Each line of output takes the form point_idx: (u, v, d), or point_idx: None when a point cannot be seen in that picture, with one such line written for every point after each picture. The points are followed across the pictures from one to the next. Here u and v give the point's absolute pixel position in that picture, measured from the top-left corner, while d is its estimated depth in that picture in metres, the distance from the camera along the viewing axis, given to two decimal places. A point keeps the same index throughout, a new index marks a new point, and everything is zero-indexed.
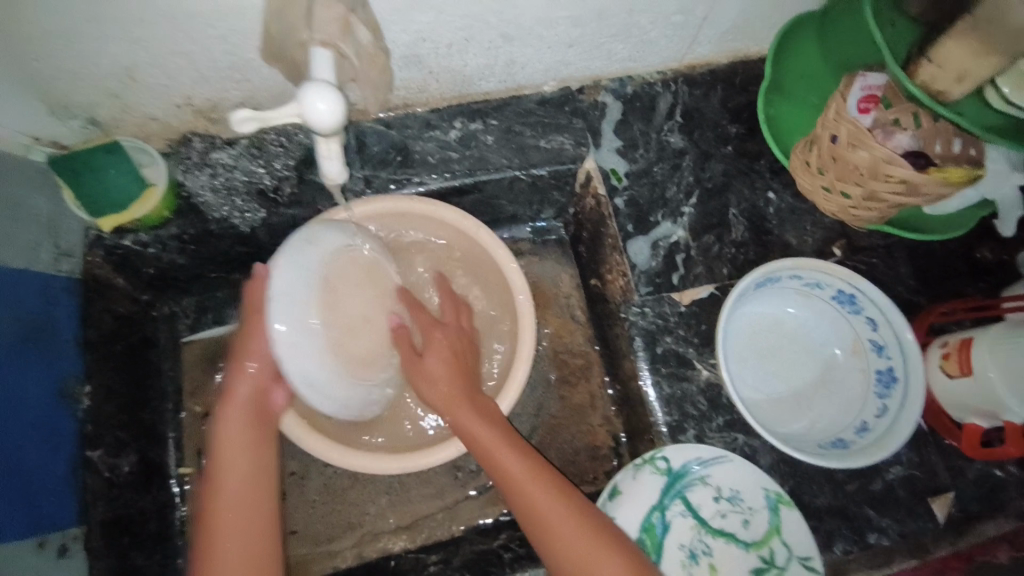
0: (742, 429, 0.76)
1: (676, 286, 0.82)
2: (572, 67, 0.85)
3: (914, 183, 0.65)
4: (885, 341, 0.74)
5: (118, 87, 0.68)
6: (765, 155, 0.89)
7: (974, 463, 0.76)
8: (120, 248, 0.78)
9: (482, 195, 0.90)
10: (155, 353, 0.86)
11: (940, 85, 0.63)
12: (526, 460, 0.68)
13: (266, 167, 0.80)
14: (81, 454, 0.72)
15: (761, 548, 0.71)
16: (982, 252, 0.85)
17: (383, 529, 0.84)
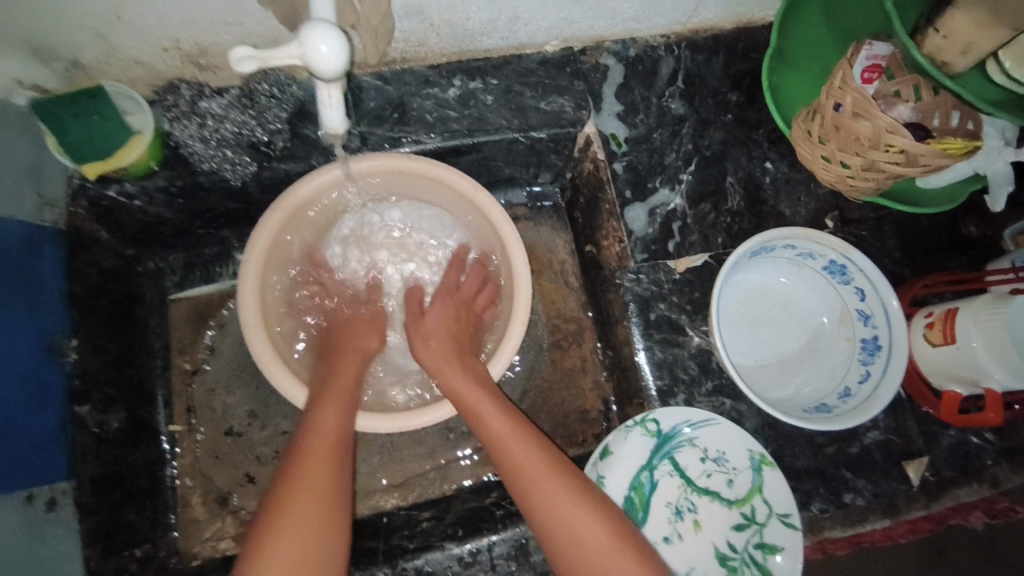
0: (730, 394, 0.78)
1: (672, 253, 0.83)
2: (576, 26, 0.83)
3: (914, 153, 0.66)
4: (872, 311, 0.76)
5: (102, 27, 0.65)
6: (764, 125, 0.89)
7: (948, 430, 0.79)
8: (104, 200, 0.75)
9: (479, 156, 0.88)
10: (141, 309, 0.84)
11: (946, 57, 0.64)
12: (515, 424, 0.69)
13: (258, 120, 0.77)
14: (69, 410, 0.71)
15: (743, 505, 0.74)
16: (968, 228, 0.87)
17: (374, 487, 0.85)
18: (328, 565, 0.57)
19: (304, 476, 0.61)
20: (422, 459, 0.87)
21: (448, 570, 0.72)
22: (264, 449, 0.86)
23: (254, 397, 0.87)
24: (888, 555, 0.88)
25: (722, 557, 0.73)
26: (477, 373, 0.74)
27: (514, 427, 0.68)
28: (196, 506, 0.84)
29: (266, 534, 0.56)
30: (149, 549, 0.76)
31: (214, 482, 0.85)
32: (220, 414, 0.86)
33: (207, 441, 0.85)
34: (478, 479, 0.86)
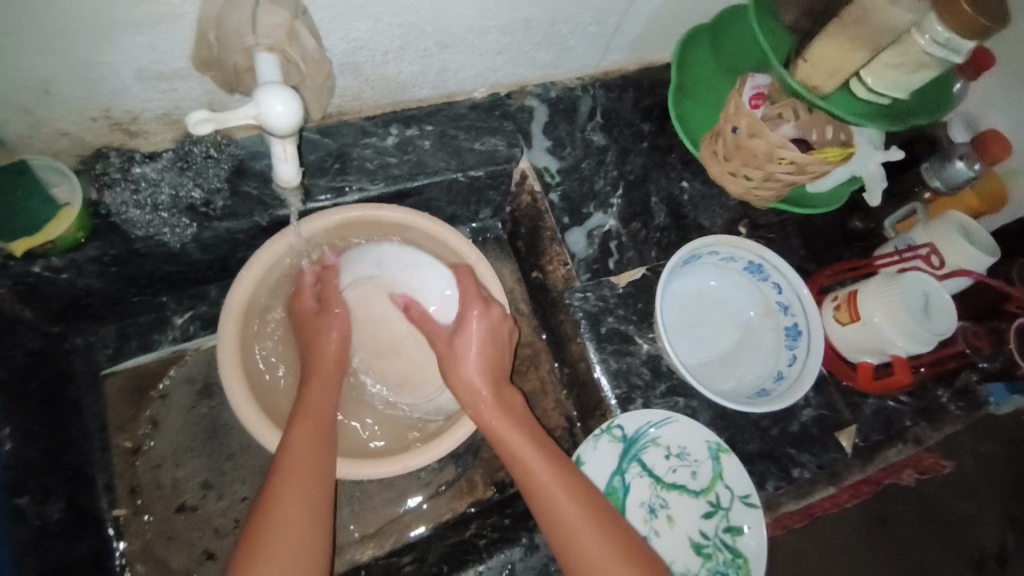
0: (683, 393, 0.85)
1: (613, 270, 0.90)
2: (500, 73, 0.90)
3: (802, 163, 0.77)
4: (789, 302, 0.86)
5: (28, 100, 0.63)
6: (675, 150, 0.99)
7: (868, 398, 0.90)
8: (28, 276, 0.71)
9: (421, 198, 0.92)
10: (74, 389, 0.78)
11: (817, 81, 0.76)
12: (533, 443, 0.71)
13: (197, 181, 0.77)
14: (11, 504, 0.64)
15: (708, 493, 0.79)
16: (854, 223, 1.00)
17: (349, 541, 0.82)
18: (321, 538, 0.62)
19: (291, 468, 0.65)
20: (397, 503, 0.85)
21: None
22: (225, 521, 0.80)
23: (208, 466, 0.82)
24: (838, 522, 0.97)
25: (697, 546, 0.77)
26: (500, 390, 0.76)
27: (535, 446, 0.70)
28: None
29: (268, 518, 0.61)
30: None
31: (173, 566, 0.78)
32: (171, 490, 0.80)
33: (160, 522, 0.79)
34: (458, 514, 0.86)
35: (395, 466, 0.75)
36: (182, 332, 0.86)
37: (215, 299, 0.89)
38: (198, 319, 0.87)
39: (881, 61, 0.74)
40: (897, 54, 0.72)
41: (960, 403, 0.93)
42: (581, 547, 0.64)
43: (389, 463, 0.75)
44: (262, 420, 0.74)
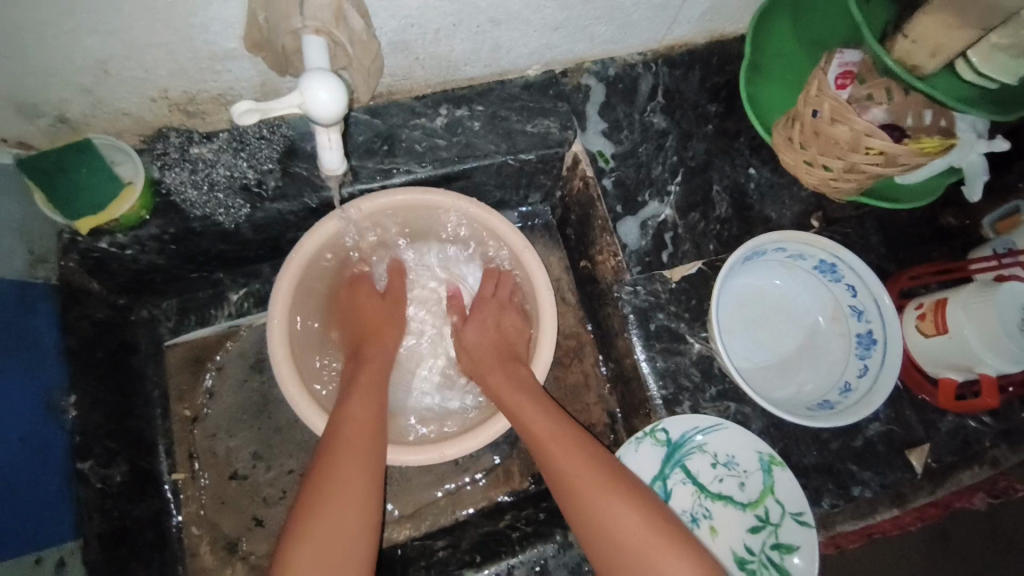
0: (735, 398, 0.80)
1: (666, 263, 0.85)
2: (556, 50, 0.85)
3: (892, 155, 0.68)
4: (864, 307, 0.78)
5: (91, 81, 0.65)
6: (743, 134, 0.91)
7: (946, 417, 0.82)
8: (94, 251, 0.75)
9: (469, 182, 0.89)
10: (137, 358, 0.82)
11: (916, 60, 0.67)
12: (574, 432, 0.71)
13: (250, 161, 0.77)
14: (73, 466, 0.69)
15: (756, 507, 0.74)
16: (947, 219, 0.90)
17: (387, 520, 0.84)
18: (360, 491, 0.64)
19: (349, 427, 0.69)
20: (434, 487, 0.86)
21: None
22: (273, 490, 0.84)
23: (258, 437, 0.86)
24: (902, 545, 0.89)
25: (740, 561, 0.73)
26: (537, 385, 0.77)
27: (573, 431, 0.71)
28: (206, 555, 0.81)
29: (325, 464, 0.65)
30: None
31: (223, 529, 0.82)
32: (224, 459, 0.84)
33: (214, 487, 0.83)
34: (493, 503, 0.86)
35: (432, 455, 0.75)
36: (237, 308, 0.89)
37: (267, 277, 0.91)
38: (252, 296, 0.90)
39: (992, 41, 0.65)
40: (1010, 33, 0.64)
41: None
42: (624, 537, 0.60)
43: (426, 452, 0.74)
44: (304, 399, 0.75)
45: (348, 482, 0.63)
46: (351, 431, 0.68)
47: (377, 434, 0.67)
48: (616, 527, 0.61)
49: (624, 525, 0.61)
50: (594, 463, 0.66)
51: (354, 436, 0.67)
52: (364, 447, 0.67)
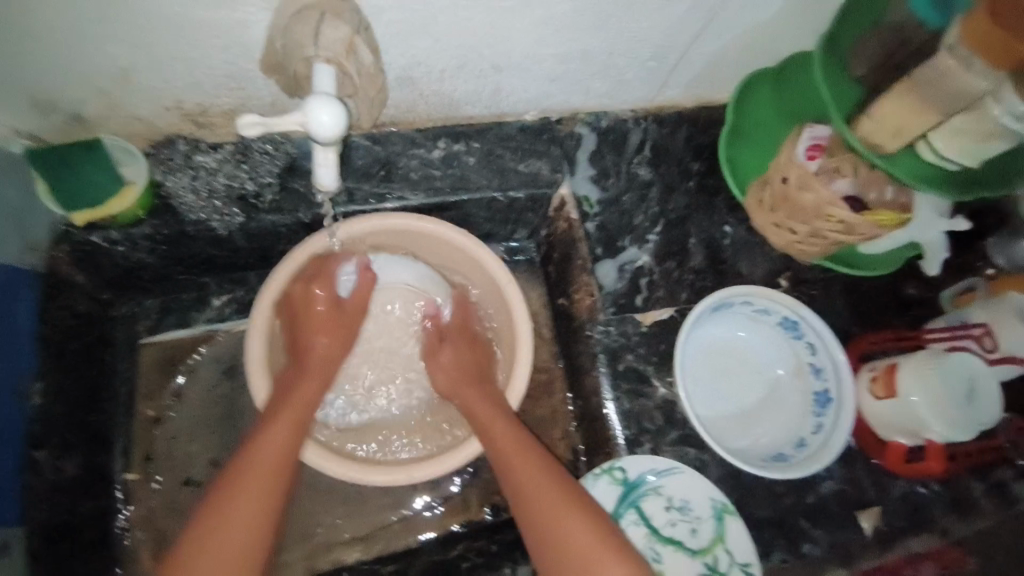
0: (695, 444, 0.82)
1: (639, 307, 0.89)
2: (553, 99, 0.91)
3: (851, 223, 0.74)
4: (823, 366, 0.82)
5: (108, 84, 0.69)
6: (722, 193, 0.97)
7: (898, 481, 0.84)
8: (87, 245, 0.77)
9: (459, 213, 0.93)
10: (110, 353, 0.84)
11: (880, 139, 0.73)
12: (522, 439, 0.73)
13: (250, 174, 0.81)
14: (27, 455, 0.69)
15: (706, 555, 0.75)
16: (908, 290, 0.94)
17: (337, 541, 0.83)
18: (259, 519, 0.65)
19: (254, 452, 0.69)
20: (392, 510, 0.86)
21: None
22: None
23: (220, 444, 0.85)
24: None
25: None
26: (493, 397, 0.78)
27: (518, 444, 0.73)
28: (144, 561, 0.80)
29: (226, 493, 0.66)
30: None
31: (172, 535, 0.81)
32: (182, 463, 0.84)
33: (166, 492, 0.82)
34: (448, 531, 0.86)
35: (398, 475, 0.75)
36: (216, 314, 0.90)
37: (252, 285, 0.92)
38: (234, 303, 0.91)
39: (950, 128, 0.70)
40: (969, 121, 0.69)
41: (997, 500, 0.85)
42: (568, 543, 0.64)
43: (391, 472, 0.75)
44: None
45: (217, 547, 0.62)
46: (249, 470, 0.67)
47: (277, 475, 0.65)
48: (558, 526, 0.65)
49: (569, 534, 0.64)
50: (546, 475, 0.69)
51: (240, 487, 0.66)
52: (249, 500, 0.65)
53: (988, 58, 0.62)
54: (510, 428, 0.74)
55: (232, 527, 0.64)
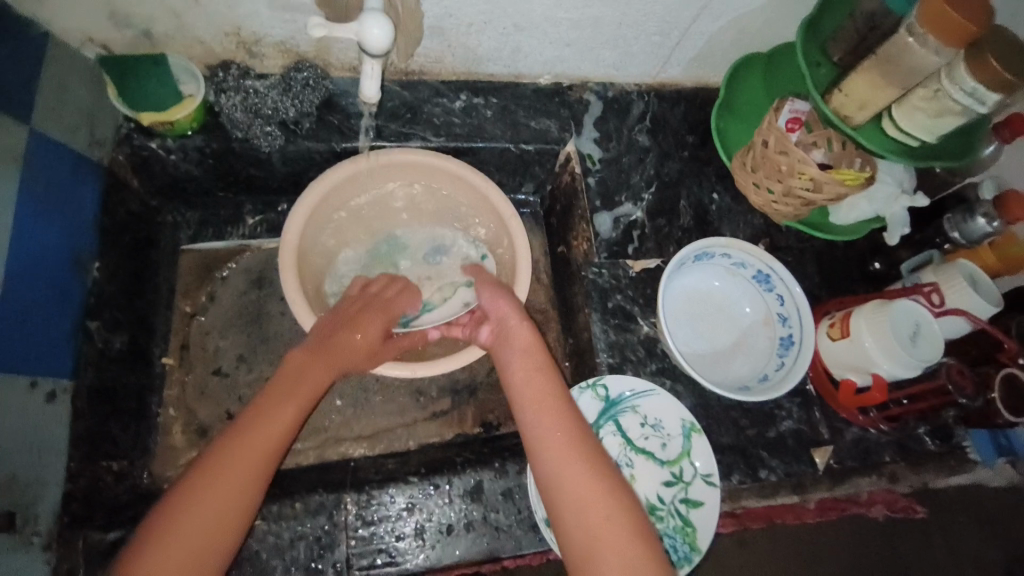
0: (671, 376, 0.91)
1: (630, 254, 0.98)
2: (567, 65, 1.01)
3: (819, 181, 0.83)
4: (789, 314, 0.91)
5: (179, 6, 0.77)
6: (713, 163, 1.06)
7: (852, 427, 0.93)
8: (144, 150, 0.87)
9: (474, 159, 1.03)
10: (155, 252, 0.93)
11: (848, 111, 0.82)
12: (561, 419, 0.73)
13: (293, 102, 0.90)
14: (83, 321, 0.76)
15: (673, 465, 0.85)
16: (874, 264, 1.05)
17: (346, 436, 0.92)
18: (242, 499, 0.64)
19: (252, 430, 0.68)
20: (396, 416, 0.95)
21: (407, 500, 0.78)
22: (249, 391, 0.92)
23: (246, 343, 0.95)
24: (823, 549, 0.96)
25: (651, 507, 0.83)
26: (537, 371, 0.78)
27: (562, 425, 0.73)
28: (176, 434, 0.89)
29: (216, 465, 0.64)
30: (126, 466, 0.81)
31: (197, 415, 0.90)
32: (211, 355, 0.93)
33: (197, 377, 0.92)
34: (444, 439, 0.95)
35: (404, 371, 0.83)
36: (250, 231, 1.00)
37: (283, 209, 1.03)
38: (265, 224, 1.01)
39: (913, 104, 0.80)
40: (929, 97, 0.78)
41: (937, 441, 0.93)
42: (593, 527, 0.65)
43: (398, 367, 0.82)
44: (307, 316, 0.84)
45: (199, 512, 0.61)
46: (242, 446, 0.66)
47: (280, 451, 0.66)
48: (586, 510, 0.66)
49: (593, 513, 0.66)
50: (581, 457, 0.70)
51: (235, 459, 0.65)
52: (243, 472, 0.65)
53: (939, 38, 0.71)
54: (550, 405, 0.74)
55: (218, 501, 0.63)
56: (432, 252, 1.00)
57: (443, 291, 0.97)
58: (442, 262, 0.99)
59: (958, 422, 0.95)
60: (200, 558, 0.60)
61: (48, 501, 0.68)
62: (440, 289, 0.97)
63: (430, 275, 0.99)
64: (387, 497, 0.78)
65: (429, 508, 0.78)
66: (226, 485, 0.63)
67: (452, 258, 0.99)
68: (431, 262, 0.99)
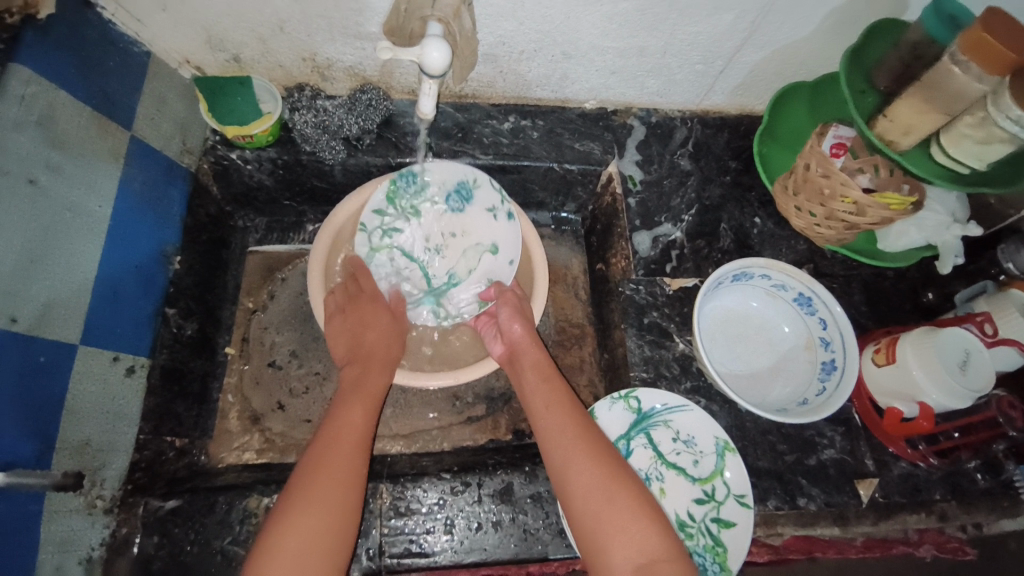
0: (705, 395, 0.91)
1: (668, 273, 0.99)
2: (611, 91, 1.06)
3: (862, 205, 0.83)
4: (831, 338, 0.90)
5: (267, 33, 0.87)
6: (755, 189, 1.08)
7: (900, 461, 0.89)
8: (225, 159, 0.96)
9: (519, 177, 1.09)
10: (227, 252, 1.02)
11: (892, 136, 0.84)
12: (568, 420, 0.77)
13: (357, 120, 0.98)
14: (162, 309, 0.85)
15: (705, 483, 0.84)
16: (926, 296, 1.02)
17: (384, 433, 0.96)
18: (353, 481, 0.70)
19: (340, 430, 0.74)
20: (432, 418, 0.98)
21: (439, 496, 0.80)
22: (298, 384, 0.98)
23: (298, 339, 1.01)
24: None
25: (681, 524, 0.82)
26: (545, 374, 0.84)
27: (569, 421, 0.77)
28: (232, 419, 0.95)
29: (320, 461, 0.70)
30: (186, 444, 0.87)
31: (252, 404, 0.96)
32: (267, 348, 1.00)
33: (253, 368, 0.99)
34: (477, 444, 0.97)
35: (449, 378, 0.87)
36: (310, 236, 1.09)
37: None
38: None
39: (960, 131, 0.80)
40: (975, 124, 0.78)
41: (988, 476, 0.89)
42: (607, 520, 0.68)
43: (444, 375, 0.86)
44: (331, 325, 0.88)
45: (317, 500, 0.66)
46: (341, 443, 0.73)
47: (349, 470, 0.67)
48: (600, 504, 0.69)
49: (614, 509, 0.69)
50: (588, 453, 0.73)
51: (335, 455, 0.71)
52: (344, 465, 0.70)
53: (983, 65, 0.72)
54: (559, 413, 0.77)
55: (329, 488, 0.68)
56: (455, 199, 0.96)
57: (469, 258, 0.97)
58: (467, 211, 0.97)
59: (1010, 456, 0.90)
60: (325, 529, 0.65)
61: (116, 467, 0.74)
62: (466, 255, 0.97)
63: (454, 225, 0.97)
64: (420, 491, 0.80)
65: (458, 504, 0.80)
66: (336, 474, 0.69)
67: (477, 205, 0.96)
68: (454, 214, 0.97)
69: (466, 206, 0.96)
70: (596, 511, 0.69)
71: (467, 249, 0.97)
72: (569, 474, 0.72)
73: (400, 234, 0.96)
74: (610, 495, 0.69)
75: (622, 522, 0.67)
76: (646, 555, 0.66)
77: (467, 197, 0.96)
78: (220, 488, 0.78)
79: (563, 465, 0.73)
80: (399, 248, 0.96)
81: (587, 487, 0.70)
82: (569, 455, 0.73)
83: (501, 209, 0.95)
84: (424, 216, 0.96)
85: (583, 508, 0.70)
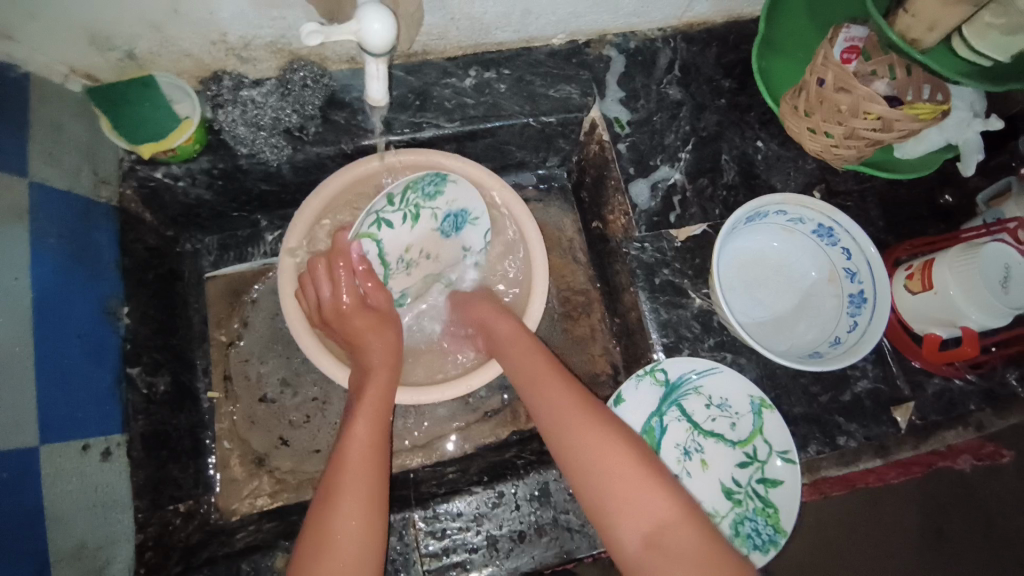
0: (731, 349, 0.85)
1: (673, 223, 0.90)
2: (581, 20, 0.91)
3: (889, 120, 0.74)
4: (857, 268, 0.83)
5: (160, 19, 0.70)
6: (754, 108, 0.96)
7: (932, 379, 0.86)
8: (150, 180, 0.81)
9: (494, 139, 0.95)
10: (182, 284, 0.90)
11: (915, 34, 0.72)
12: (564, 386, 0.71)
13: (294, 107, 0.84)
14: (125, 370, 0.74)
15: (745, 445, 0.81)
16: (943, 198, 0.96)
17: (400, 448, 0.90)
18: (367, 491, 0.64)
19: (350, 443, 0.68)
20: (447, 421, 0.92)
21: (478, 511, 0.76)
22: (298, 414, 0.91)
23: (288, 365, 0.93)
24: (886, 497, 0.94)
25: (728, 491, 0.81)
26: (530, 344, 0.77)
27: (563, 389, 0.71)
28: (235, 467, 0.88)
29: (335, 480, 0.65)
30: (192, 505, 0.81)
31: (253, 445, 0.90)
32: (256, 382, 0.92)
33: (245, 407, 0.91)
34: (500, 440, 0.92)
35: (461, 387, 0.80)
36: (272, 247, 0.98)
37: None
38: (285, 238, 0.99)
39: (984, 21, 0.71)
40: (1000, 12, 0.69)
41: None
42: (610, 477, 0.61)
43: (454, 386, 0.79)
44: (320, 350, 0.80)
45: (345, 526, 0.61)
46: (353, 455, 0.67)
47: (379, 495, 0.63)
48: (606, 468, 0.62)
49: (613, 474, 0.61)
50: (586, 417, 0.67)
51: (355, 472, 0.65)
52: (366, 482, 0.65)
53: None
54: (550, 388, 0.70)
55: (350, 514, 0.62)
56: (450, 220, 0.84)
57: (422, 282, 0.88)
58: (449, 239, 0.86)
59: None
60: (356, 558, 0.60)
61: (122, 559, 0.69)
62: (426, 280, 0.88)
63: (432, 249, 0.85)
64: (452, 511, 0.76)
65: (498, 517, 0.76)
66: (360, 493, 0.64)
67: (462, 238, 0.86)
68: (439, 236, 0.85)
69: (451, 235, 0.86)
70: (598, 478, 0.62)
71: (428, 274, 0.88)
72: (569, 439, 0.66)
73: (391, 229, 0.80)
74: (614, 456, 0.63)
75: (628, 478, 0.61)
76: (655, 517, 0.58)
77: (458, 226, 0.85)
78: (242, 553, 0.73)
79: (560, 430, 0.67)
80: (379, 244, 0.80)
81: (589, 449, 0.64)
82: (568, 420, 0.67)
83: (478, 254, 0.89)
84: (422, 225, 0.82)
85: (584, 474, 0.63)
